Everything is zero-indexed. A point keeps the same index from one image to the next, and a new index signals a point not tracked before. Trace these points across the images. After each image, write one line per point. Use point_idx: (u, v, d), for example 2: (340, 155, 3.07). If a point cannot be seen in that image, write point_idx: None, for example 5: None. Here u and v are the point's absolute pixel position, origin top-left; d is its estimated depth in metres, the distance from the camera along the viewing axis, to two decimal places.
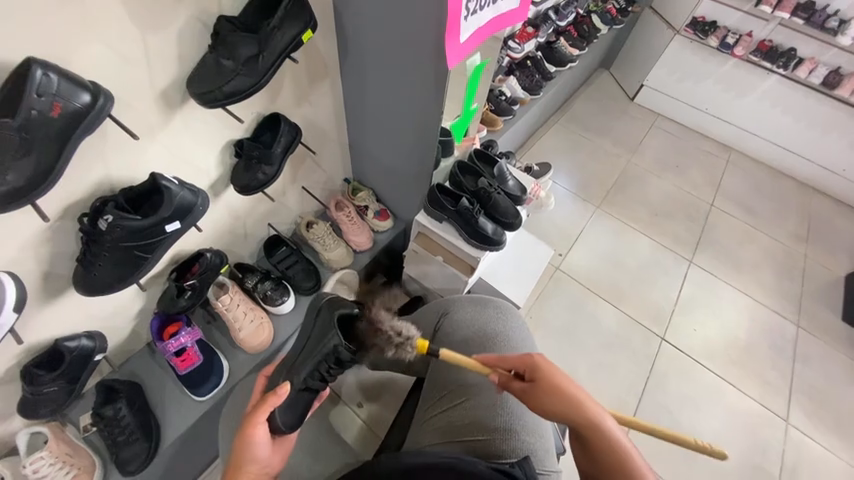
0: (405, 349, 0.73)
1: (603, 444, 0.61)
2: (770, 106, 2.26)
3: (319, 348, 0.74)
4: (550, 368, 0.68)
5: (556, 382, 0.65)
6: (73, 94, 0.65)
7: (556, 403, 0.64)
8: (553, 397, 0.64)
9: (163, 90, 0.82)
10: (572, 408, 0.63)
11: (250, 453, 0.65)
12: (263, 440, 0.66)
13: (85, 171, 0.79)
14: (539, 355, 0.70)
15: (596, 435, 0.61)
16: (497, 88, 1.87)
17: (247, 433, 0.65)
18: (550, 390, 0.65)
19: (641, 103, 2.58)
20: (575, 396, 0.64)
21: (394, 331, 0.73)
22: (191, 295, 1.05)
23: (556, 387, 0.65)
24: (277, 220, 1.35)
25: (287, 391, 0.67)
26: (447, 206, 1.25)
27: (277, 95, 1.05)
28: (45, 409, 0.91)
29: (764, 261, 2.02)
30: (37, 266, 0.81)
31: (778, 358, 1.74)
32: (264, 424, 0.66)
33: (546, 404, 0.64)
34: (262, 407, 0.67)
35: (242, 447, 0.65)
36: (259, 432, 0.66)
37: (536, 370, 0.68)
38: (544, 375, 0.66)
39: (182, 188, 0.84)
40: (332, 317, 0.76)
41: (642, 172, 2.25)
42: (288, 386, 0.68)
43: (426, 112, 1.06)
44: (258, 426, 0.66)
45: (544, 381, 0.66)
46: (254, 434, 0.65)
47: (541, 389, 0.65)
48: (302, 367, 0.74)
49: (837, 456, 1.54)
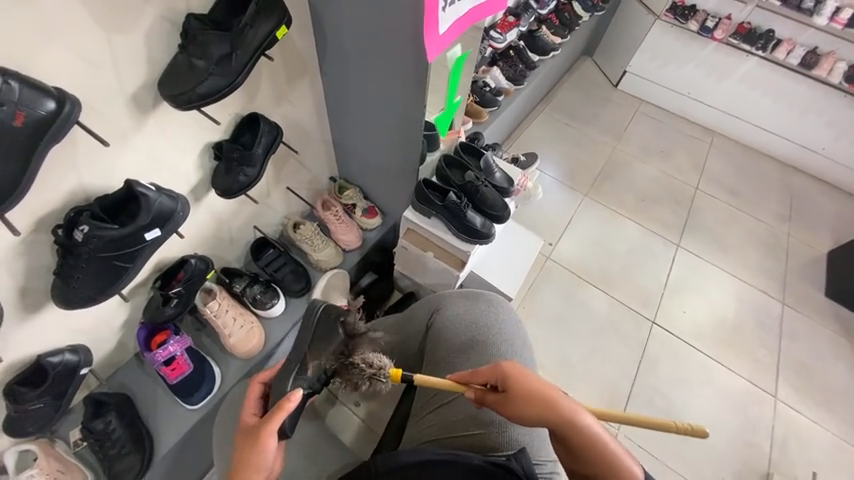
0: (379, 379, 0.75)
1: (582, 439, 0.61)
2: (750, 88, 2.29)
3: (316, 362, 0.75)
4: (522, 375, 0.66)
5: (529, 387, 0.65)
6: (37, 101, 0.62)
7: (531, 410, 0.63)
8: (528, 405, 0.63)
9: (134, 93, 0.80)
10: (548, 413, 0.63)
11: (258, 462, 0.61)
12: (274, 450, 0.62)
13: (56, 180, 0.76)
14: (510, 364, 0.68)
15: (572, 432, 0.62)
16: (481, 79, 1.87)
17: (258, 444, 0.61)
18: (524, 396, 0.64)
19: (625, 89, 2.59)
20: (550, 399, 0.64)
21: (366, 363, 0.75)
22: (177, 303, 1.03)
23: (530, 393, 0.64)
24: (262, 222, 1.32)
25: (299, 398, 0.64)
26: (434, 202, 1.25)
27: (255, 95, 1.02)
28: (31, 428, 0.88)
29: (748, 240, 2.06)
30: (11, 281, 0.78)
31: (765, 336, 1.78)
32: (277, 434, 0.62)
33: (521, 412, 0.64)
34: (271, 415, 0.63)
35: (248, 460, 0.61)
36: (270, 444, 0.62)
37: (508, 381, 0.66)
38: (516, 383, 0.65)
39: (160, 195, 0.81)
40: (335, 327, 0.80)
41: (628, 159, 2.27)
42: (300, 392, 0.65)
43: (409, 106, 1.05)
44: (269, 436, 0.62)
45: (517, 390, 0.65)
46: (264, 448, 0.61)
47: (515, 399, 0.64)
48: (306, 372, 0.74)
49: (823, 427, 1.60)
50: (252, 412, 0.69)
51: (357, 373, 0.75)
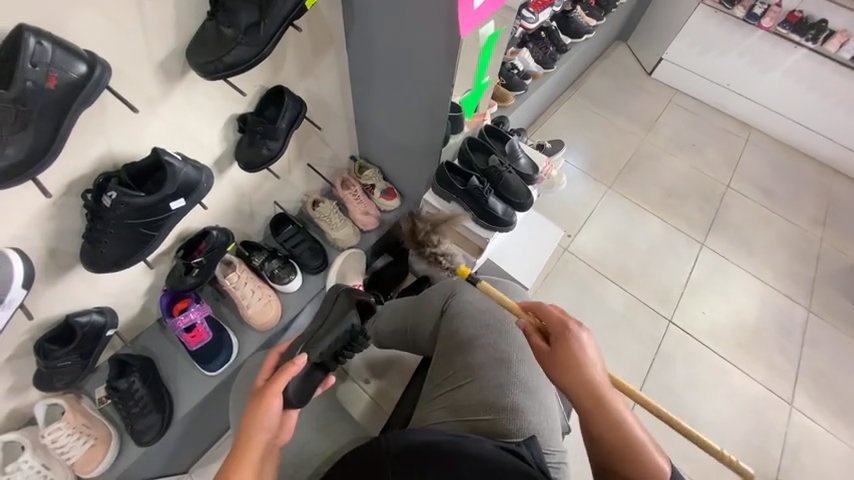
0: None
1: (607, 417, 0.65)
2: (796, 82, 2.14)
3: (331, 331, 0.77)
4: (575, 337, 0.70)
5: (580, 356, 0.68)
6: (68, 64, 0.62)
7: (570, 368, 0.68)
8: (571, 361, 0.68)
9: (162, 61, 0.79)
10: (587, 376, 0.67)
11: (262, 420, 0.62)
12: (276, 411, 0.63)
13: (86, 145, 0.77)
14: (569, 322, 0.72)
15: (600, 413, 0.65)
16: (509, 61, 1.79)
17: (262, 403, 0.62)
18: (573, 360, 0.68)
19: (659, 78, 2.46)
20: (590, 371, 0.68)
21: None
22: (198, 272, 1.06)
23: (576, 361, 0.68)
24: (282, 198, 1.32)
25: (303, 361, 0.65)
26: (456, 186, 1.25)
27: (280, 67, 1.01)
28: (59, 383, 0.93)
29: (777, 243, 1.97)
30: (43, 242, 0.81)
31: (787, 342, 1.72)
32: (281, 395, 0.63)
33: (563, 362, 0.68)
34: (276, 377, 0.64)
35: (254, 417, 0.62)
36: (274, 405, 0.63)
37: (561, 334, 0.71)
38: (571, 347, 0.69)
39: (185, 164, 0.82)
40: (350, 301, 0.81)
41: (656, 152, 2.18)
42: (304, 356, 0.66)
43: (437, 84, 1.02)
44: (274, 396, 0.63)
45: (568, 353, 0.69)
46: (269, 407, 0.62)
47: (560, 351, 0.69)
48: (319, 342, 0.75)
49: (839, 439, 1.55)
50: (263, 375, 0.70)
51: None
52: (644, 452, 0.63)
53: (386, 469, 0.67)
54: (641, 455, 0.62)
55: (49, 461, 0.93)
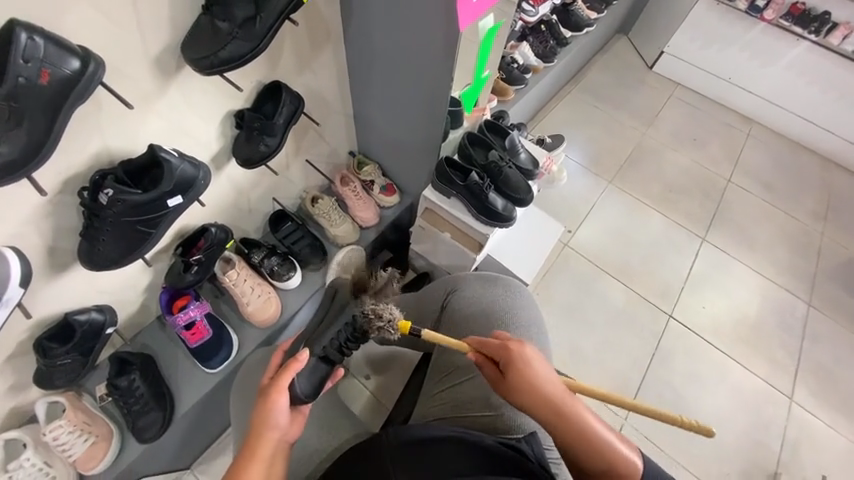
0: (387, 331, 0.72)
1: (575, 433, 0.65)
2: (797, 76, 2.13)
3: (332, 326, 0.71)
4: (528, 364, 0.65)
5: (531, 382, 0.64)
6: (61, 59, 0.61)
7: (527, 399, 0.65)
8: (528, 392, 0.64)
9: (157, 56, 0.78)
10: (547, 403, 0.65)
11: (270, 418, 0.62)
12: (284, 408, 0.63)
13: (81, 141, 0.76)
14: (520, 348, 0.67)
15: (566, 430, 0.65)
16: (509, 55, 1.78)
17: (269, 401, 0.62)
18: (527, 386, 0.64)
19: (660, 71, 2.44)
20: (550, 397, 0.65)
21: (377, 314, 0.71)
22: (197, 270, 1.06)
23: (533, 389, 0.64)
24: (281, 195, 1.31)
25: (306, 355, 0.64)
26: (456, 181, 1.22)
27: (278, 62, 1.00)
28: (59, 381, 0.93)
29: (779, 238, 1.97)
30: (40, 240, 0.80)
31: (787, 337, 1.72)
32: (286, 391, 0.63)
33: (520, 395, 0.64)
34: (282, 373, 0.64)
35: (262, 414, 0.62)
36: (281, 401, 0.63)
37: (513, 364, 0.65)
38: (522, 372, 0.65)
39: (182, 161, 0.81)
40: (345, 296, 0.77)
41: (658, 146, 2.16)
42: (308, 350, 0.65)
43: (436, 78, 1.01)
44: (281, 392, 0.63)
45: (521, 379, 0.64)
46: (277, 404, 0.62)
47: (516, 385, 0.65)
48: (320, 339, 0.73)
49: (838, 432, 1.56)
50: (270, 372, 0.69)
51: (366, 320, 0.71)
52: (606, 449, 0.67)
53: (385, 465, 0.67)
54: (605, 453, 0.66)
55: (51, 459, 0.93)
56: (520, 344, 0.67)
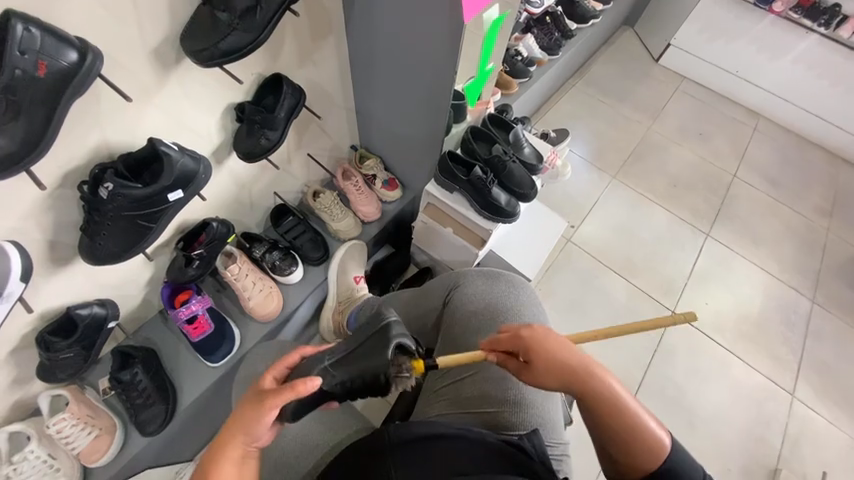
0: (403, 379, 0.69)
1: (605, 402, 0.65)
2: (806, 70, 2.09)
3: (359, 368, 0.66)
4: (547, 347, 0.66)
5: (553, 361, 0.65)
6: (59, 51, 0.60)
7: (551, 378, 0.65)
8: (550, 372, 0.65)
9: (156, 47, 0.77)
10: (571, 377, 0.65)
11: (251, 425, 0.56)
12: (268, 424, 0.56)
13: (80, 135, 0.75)
14: (535, 334, 0.67)
15: (594, 400, 0.65)
16: (513, 47, 1.76)
17: (258, 412, 0.55)
18: (546, 368, 0.65)
19: (666, 65, 2.40)
20: (574, 369, 0.65)
21: (400, 367, 0.69)
22: (199, 265, 1.05)
23: (554, 366, 0.65)
24: (282, 189, 1.30)
25: (314, 387, 0.55)
26: (459, 176, 1.21)
27: (279, 54, 0.98)
28: (62, 375, 0.93)
29: (783, 234, 1.95)
30: (41, 234, 0.80)
31: (789, 333, 1.72)
32: (276, 412, 0.55)
33: (544, 377, 0.65)
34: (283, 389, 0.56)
35: (246, 417, 0.56)
36: (266, 418, 0.56)
37: (532, 352, 0.66)
38: (540, 356, 0.65)
39: (182, 155, 0.80)
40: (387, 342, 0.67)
41: (663, 141, 2.14)
42: (319, 381, 0.56)
43: (440, 70, 0.99)
44: (273, 409, 0.56)
45: (539, 362, 0.65)
46: (264, 417, 0.55)
47: (537, 370, 0.65)
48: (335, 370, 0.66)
49: (840, 429, 1.55)
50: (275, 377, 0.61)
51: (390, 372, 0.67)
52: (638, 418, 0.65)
53: (385, 458, 0.68)
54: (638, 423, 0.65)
55: (55, 452, 0.94)
56: (532, 328, 0.68)
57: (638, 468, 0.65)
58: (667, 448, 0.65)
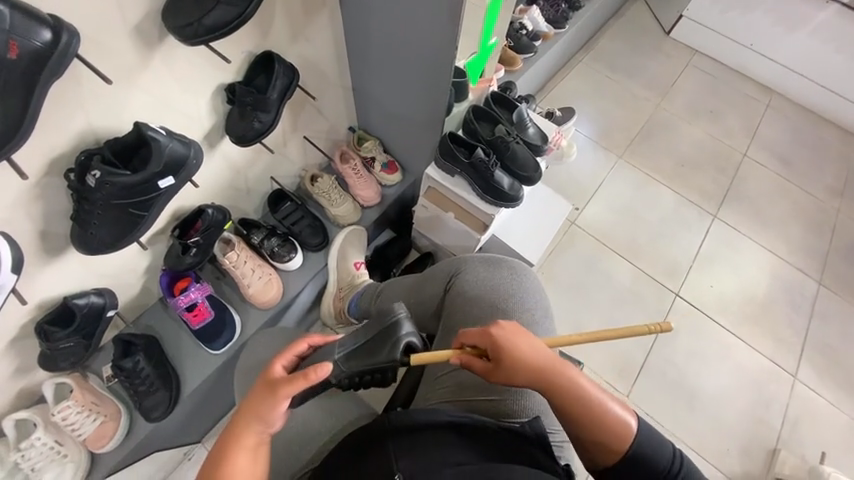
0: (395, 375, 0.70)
1: (574, 397, 0.65)
2: (824, 42, 1.99)
3: (368, 364, 0.66)
4: (514, 344, 0.64)
5: (520, 357, 0.64)
6: (31, 31, 0.56)
7: (519, 376, 0.64)
8: (518, 370, 0.64)
9: (137, 25, 0.72)
10: (539, 373, 0.64)
11: (264, 412, 0.55)
12: (281, 412, 0.55)
13: (62, 120, 0.72)
14: (500, 331, 0.65)
15: (566, 395, 0.64)
16: (517, 21, 1.68)
17: (271, 399, 0.55)
18: (514, 366, 0.64)
19: (678, 38, 2.29)
20: (542, 366, 0.64)
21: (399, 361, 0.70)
22: (196, 253, 1.04)
23: (522, 363, 0.64)
24: (279, 174, 1.27)
25: (324, 376, 0.53)
26: (460, 159, 1.18)
27: (269, 30, 0.93)
28: (65, 364, 0.93)
29: (793, 216, 1.90)
30: (31, 224, 0.78)
31: (795, 315, 1.70)
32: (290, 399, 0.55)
33: (512, 374, 0.64)
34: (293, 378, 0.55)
35: (257, 406, 0.56)
36: (280, 405, 0.55)
37: (499, 350, 0.64)
38: (508, 353, 0.63)
39: (171, 140, 0.77)
40: (396, 342, 0.67)
41: (672, 119, 2.06)
42: (329, 369, 0.54)
43: (440, 45, 0.94)
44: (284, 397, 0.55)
45: (508, 361, 0.63)
46: (277, 406, 0.55)
47: (505, 368, 0.64)
48: (343, 366, 0.65)
49: (840, 410, 1.56)
50: (282, 364, 0.60)
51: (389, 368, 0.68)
52: (606, 406, 0.65)
53: (385, 444, 0.67)
54: (606, 411, 0.65)
55: (62, 438, 0.96)
56: (501, 326, 0.65)
57: (613, 455, 0.65)
58: (634, 432, 0.66)
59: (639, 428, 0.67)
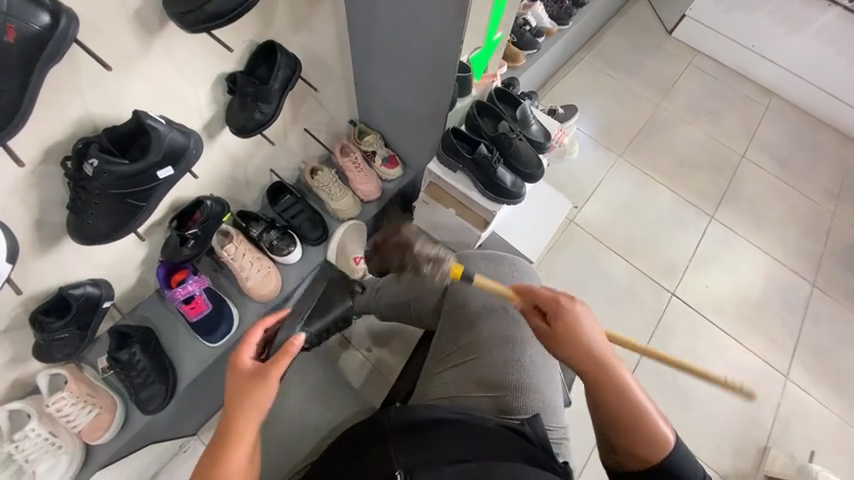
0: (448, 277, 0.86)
1: (619, 394, 0.64)
2: (825, 45, 1.99)
3: None
4: (576, 317, 0.67)
5: (576, 334, 0.65)
6: (28, 13, 0.55)
7: (572, 350, 0.65)
8: (572, 343, 0.65)
9: (137, 10, 0.71)
10: (592, 357, 0.65)
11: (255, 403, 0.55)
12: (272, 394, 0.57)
13: (60, 107, 0.71)
14: (567, 303, 0.68)
15: (612, 390, 0.64)
16: (521, 16, 1.66)
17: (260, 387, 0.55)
18: (569, 340, 0.65)
19: (680, 37, 2.29)
20: (595, 352, 0.65)
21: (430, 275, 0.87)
22: (194, 244, 1.02)
23: (578, 340, 0.65)
24: (279, 166, 1.25)
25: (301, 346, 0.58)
26: (463, 154, 1.17)
27: (272, 19, 0.91)
28: (60, 355, 0.92)
29: (789, 217, 1.92)
30: (26, 213, 0.77)
31: (788, 316, 1.72)
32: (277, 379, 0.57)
33: (565, 346, 0.66)
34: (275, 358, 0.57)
35: (247, 396, 0.55)
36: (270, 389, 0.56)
37: (560, 317, 0.66)
38: (567, 325, 0.66)
39: (171, 129, 0.76)
40: None
41: (672, 118, 2.06)
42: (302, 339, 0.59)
43: (444, 39, 0.93)
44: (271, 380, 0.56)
45: (565, 332, 0.65)
46: (268, 390, 0.56)
47: (559, 335, 0.66)
48: None
49: (830, 411, 1.58)
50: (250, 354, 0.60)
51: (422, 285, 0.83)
52: (651, 417, 0.65)
53: (387, 442, 0.66)
54: (650, 422, 0.65)
55: (56, 429, 0.95)
56: (571, 299, 0.68)
57: (642, 463, 0.66)
58: (670, 447, 0.66)
59: (676, 444, 0.67)
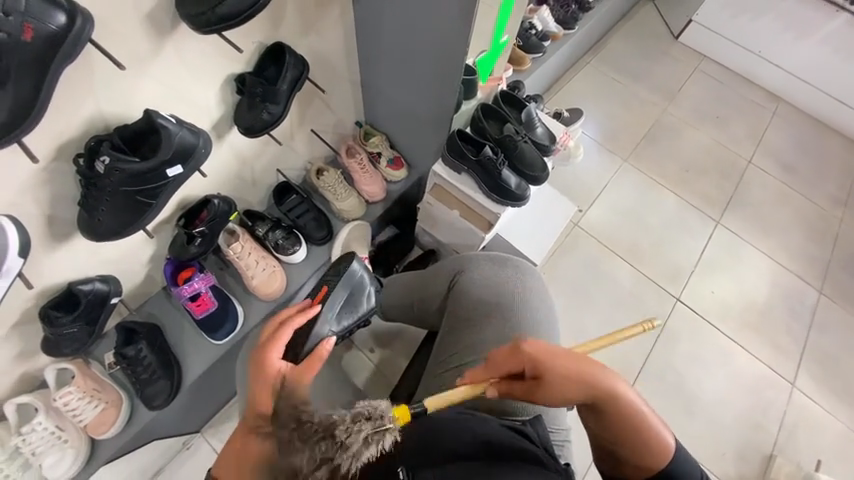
0: None
1: (623, 411, 0.63)
2: (833, 51, 1.98)
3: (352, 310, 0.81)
4: (559, 361, 0.60)
5: (566, 374, 0.60)
6: (46, 13, 0.56)
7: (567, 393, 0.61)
8: (565, 387, 0.60)
9: (150, 12, 0.72)
10: (588, 389, 0.61)
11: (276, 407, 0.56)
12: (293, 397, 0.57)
13: (73, 106, 0.72)
14: (541, 350, 0.61)
15: (615, 410, 0.63)
16: (527, 19, 1.67)
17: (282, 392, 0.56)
18: (561, 385, 0.60)
19: (686, 42, 2.28)
20: (593, 384, 0.61)
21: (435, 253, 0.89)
22: (201, 242, 1.03)
23: (571, 381, 0.60)
24: (285, 166, 1.27)
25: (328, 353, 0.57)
26: (468, 156, 1.19)
27: (280, 21, 0.92)
28: (68, 350, 0.93)
29: (796, 223, 1.90)
30: (38, 209, 0.78)
31: (794, 323, 1.70)
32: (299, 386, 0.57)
33: (557, 394, 0.60)
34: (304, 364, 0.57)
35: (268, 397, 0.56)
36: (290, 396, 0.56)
37: (542, 366, 0.60)
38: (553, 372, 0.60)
39: (181, 128, 0.77)
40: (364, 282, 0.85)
41: (677, 123, 2.06)
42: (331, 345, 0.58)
43: (451, 42, 0.94)
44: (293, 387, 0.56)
45: (553, 376, 0.60)
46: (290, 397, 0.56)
47: (548, 386, 0.60)
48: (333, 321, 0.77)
49: (837, 419, 1.56)
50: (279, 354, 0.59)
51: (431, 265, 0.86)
52: (655, 425, 0.65)
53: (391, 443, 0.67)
54: (655, 430, 0.65)
55: (63, 423, 0.96)
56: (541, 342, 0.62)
57: (647, 471, 0.67)
58: (672, 449, 0.66)
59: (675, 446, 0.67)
